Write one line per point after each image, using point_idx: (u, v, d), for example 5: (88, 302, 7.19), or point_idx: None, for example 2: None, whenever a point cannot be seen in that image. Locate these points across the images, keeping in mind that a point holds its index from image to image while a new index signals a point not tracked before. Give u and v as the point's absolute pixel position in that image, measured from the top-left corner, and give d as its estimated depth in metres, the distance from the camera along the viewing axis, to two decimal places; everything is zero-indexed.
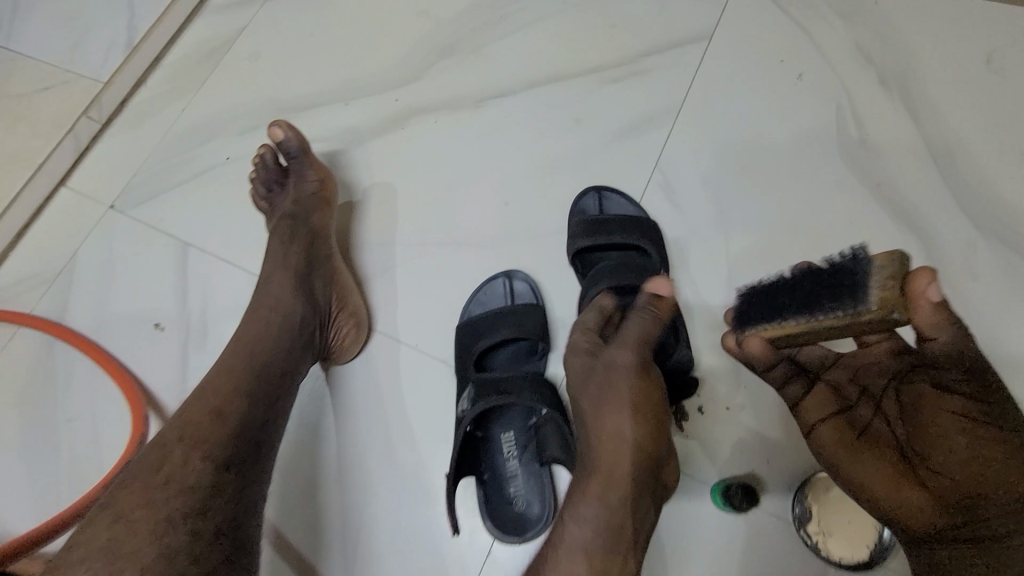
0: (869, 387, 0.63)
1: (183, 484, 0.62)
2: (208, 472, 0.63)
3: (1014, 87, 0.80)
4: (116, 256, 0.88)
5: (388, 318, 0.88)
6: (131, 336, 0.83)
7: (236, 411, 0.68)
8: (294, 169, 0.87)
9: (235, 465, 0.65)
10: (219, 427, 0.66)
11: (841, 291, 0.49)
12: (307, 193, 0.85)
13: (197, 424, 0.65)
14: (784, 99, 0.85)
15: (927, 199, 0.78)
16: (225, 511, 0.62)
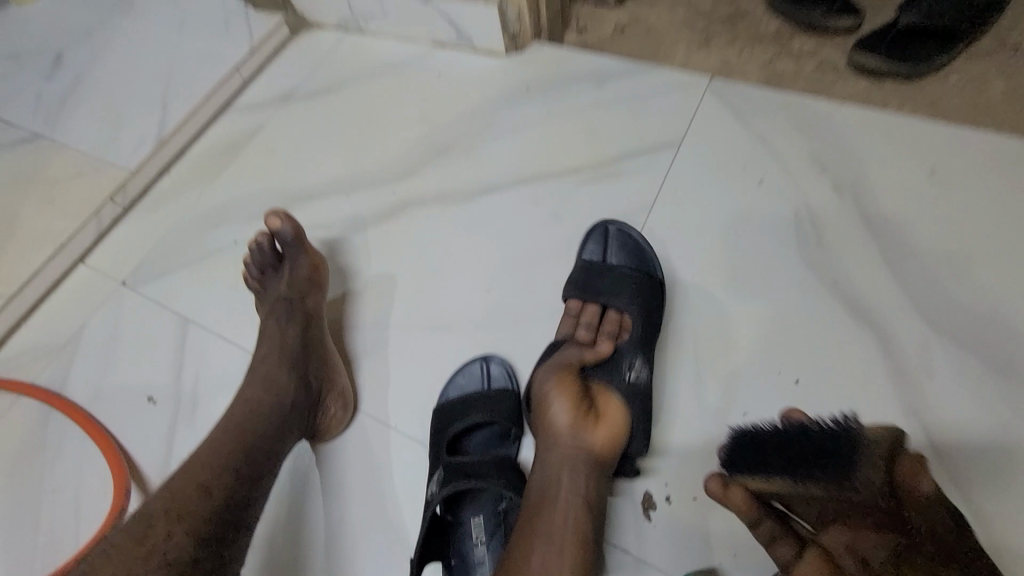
0: (869, 562, 0.57)
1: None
2: (192, 545, 0.52)
3: (958, 195, 0.84)
4: (120, 331, 0.94)
5: (375, 398, 0.82)
6: (124, 408, 0.86)
7: (231, 476, 0.59)
8: (288, 257, 0.83)
9: (211, 547, 0.53)
10: (203, 501, 0.55)
11: (828, 465, 0.57)
12: (300, 279, 0.82)
13: (182, 489, 0.56)
14: (747, 198, 0.89)
15: (887, 302, 0.79)
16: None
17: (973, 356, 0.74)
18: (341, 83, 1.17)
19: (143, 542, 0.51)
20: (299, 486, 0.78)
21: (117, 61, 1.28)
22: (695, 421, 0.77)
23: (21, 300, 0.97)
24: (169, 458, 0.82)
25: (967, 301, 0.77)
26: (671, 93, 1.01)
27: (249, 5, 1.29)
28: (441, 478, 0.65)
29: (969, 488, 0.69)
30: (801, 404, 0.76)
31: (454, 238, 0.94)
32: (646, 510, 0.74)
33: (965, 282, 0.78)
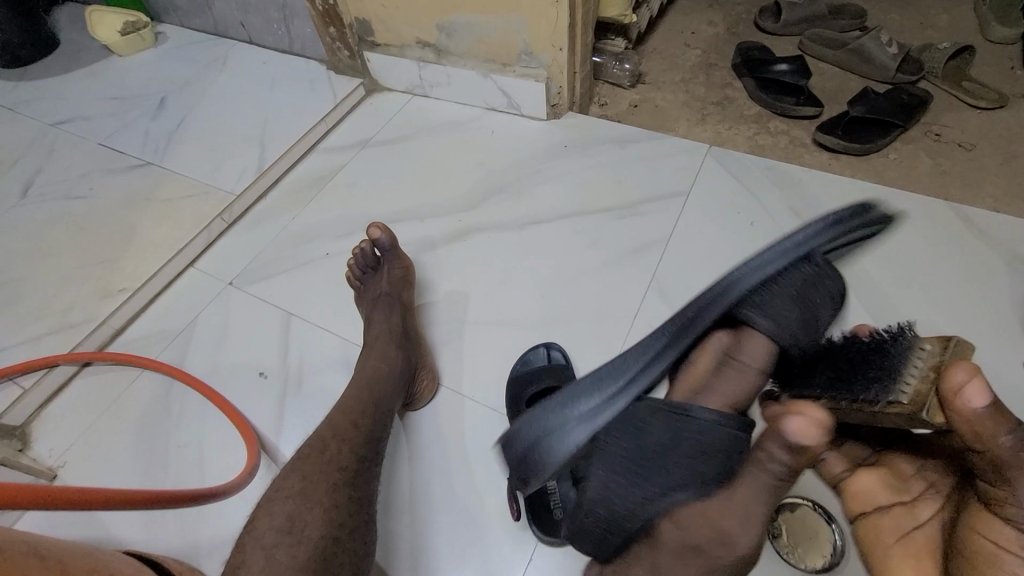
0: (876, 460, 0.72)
1: (329, 481, 0.66)
2: (355, 457, 0.70)
3: (901, 237, 1.11)
4: (230, 321, 1.12)
5: (454, 376, 1.02)
6: (239, 381, 1.03)
7: (370, 414, 0.77)
8: (386, 260, 1.02)
9: (366, 461, 0.71)
10: (357, 430, 0.73)
11: (887, 362, 0.63)
12: (396, 278, 1.01)
13: (341, 422, 0.74)
14: (742, 233, 1.15)
15: (851, 313, 1.02)
16: (364, 495, 0.68)
17: None
18: (411, 134, 1.43)
19: (324, 453, 0.69)
20: (399, 447, 0.95)
21: (217, 108, 1.52)
22: None
23: (143, 294, 1.15)
24: (279, 420, 0.98)
25: (910, 313, 1.01)
26: (681, 155, 1.29)
27: (332, 70, 1.56)
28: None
29: None
30: None
31: (511, 259, 1.16)
32: None
33: (905, 300, 1.03)
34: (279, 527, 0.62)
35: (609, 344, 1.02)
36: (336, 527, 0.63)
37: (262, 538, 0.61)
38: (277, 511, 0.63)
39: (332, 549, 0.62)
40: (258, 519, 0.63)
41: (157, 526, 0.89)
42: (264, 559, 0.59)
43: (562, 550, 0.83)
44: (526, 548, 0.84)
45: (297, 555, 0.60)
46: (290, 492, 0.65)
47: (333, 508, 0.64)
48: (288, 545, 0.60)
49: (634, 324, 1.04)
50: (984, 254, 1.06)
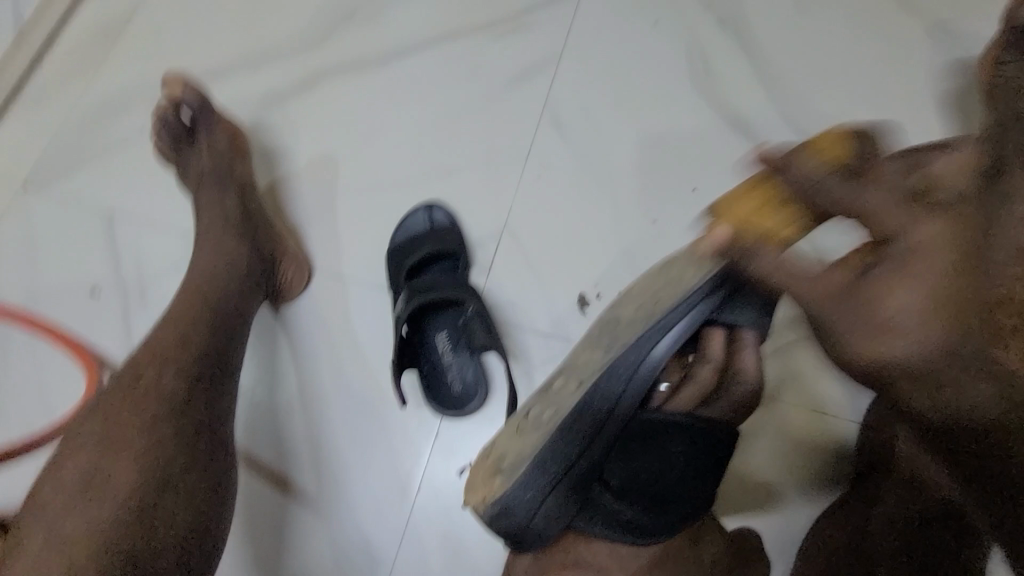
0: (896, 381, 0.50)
1: (148, 417, 0.57)
2: (184, 381, 0.60)
3: (829, 15, 0.91)
4: (37, 234, 0.89)
5: (329, 257, 0.85)
6: (69, 303, 0.86)
7: (204, 326, 0.65)
8: (203, 127, 0.81)
9: (203, 381, 0.61)
10: (185, 347, 0.62)
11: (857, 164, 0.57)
12: (220, 146, 0.80)
13: (164, 342, 0.62)
14: (642, 40, 0.92)
15: (768, 118, 0.88)
16: (203, 422, 0.60)
17: None
18: None
19: (138, 383, 0.59)
20: (274, 343, 0.81)
21: None
22: (623, 237, 0.85)
23: None
24: (132, 340, 0.84)
25: (832, 111, 0.88)
26: None
27: None
28: (408, 296, 0.76)
29: None
30: (702, 206, 0.85)
31: (374, 102, 0.92)
32: (581, 306, 0.82)
33: (821, 94, 0.89)
34: (74, 483, 0.54)
35: (500, 191, 0.87)
36: (155, 470, 0.55)
37: (51, 502, 0.54)
38: (70, 467, 0.55)
39: (153, 495, 0.54)
40: (53, 477, 0.55)
41: (16, 474, 0.80)
42: (55, 526, 0.52)
43: (465, 420, 0.76)
44: (429, 424, 0.77)
45: (98, 513, 0.53)
46: (89, 440, 0.56)
47: (153, 446, 0.56)
48: (84, 506, 0.53)
49: (526, 166, 0.88)
50: (917, 21, 0.89)
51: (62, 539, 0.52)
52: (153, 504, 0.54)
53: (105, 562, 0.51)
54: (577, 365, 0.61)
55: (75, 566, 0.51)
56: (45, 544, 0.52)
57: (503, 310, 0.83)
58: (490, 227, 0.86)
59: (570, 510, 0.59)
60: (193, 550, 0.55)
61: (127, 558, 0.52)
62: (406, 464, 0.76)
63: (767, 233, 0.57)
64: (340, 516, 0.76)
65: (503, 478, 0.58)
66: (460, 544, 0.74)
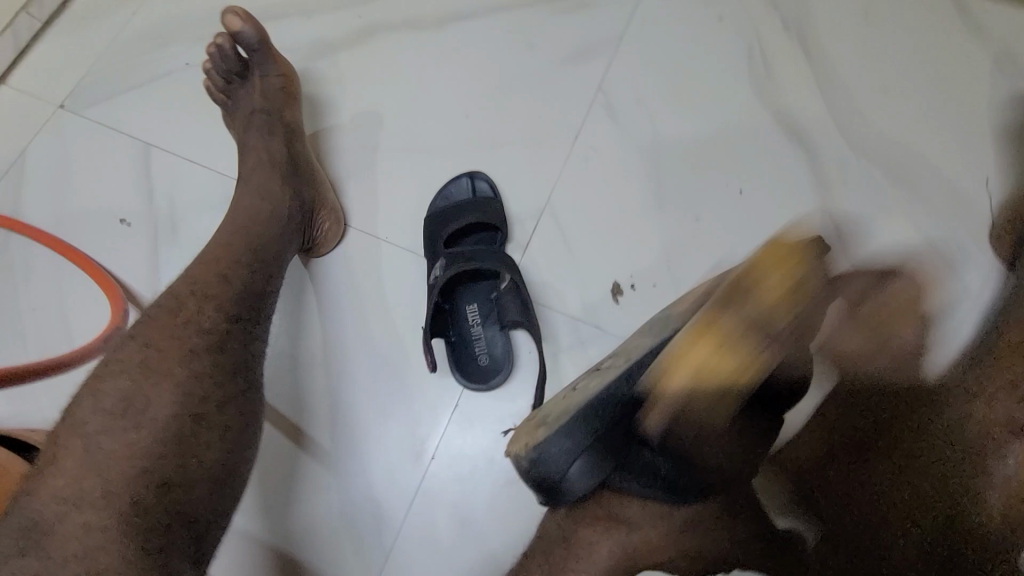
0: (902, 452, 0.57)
1: (186, 349, 0.56)
2: (224, 318, 0.59)
3: (898, 30, 0.89)
4: (71, 158, 0.88)
5: (367, 215, 0.83)
6: (98, 231, 0.84)
7: (245, 267, 0.63)
8: (257, 65, 0.79)
9: (241, 321, 0.60)
10: (226, 285, 0.61)
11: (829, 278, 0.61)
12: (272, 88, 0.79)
13: (204, 277, 0.61)
14: (705, 34, 0.90)
15: (824, 128, 0.86)
16: (239, 361, 0.59)
17: (883, 177, 0.84)
18: None
19: (178, 315, 0.58)
20: (303, 295, 0.80)
21: None
22: (664, 230, 0.84)
23: None
24: (158, 276, 0.83)
25: (890, 128, 0.86)
26: None
27: None
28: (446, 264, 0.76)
29: None
30: (746, 209, 0.84)
31: (426, 65, 0.90)
32: (615, 295, 0.81)
33: (881, 112, 0.87)
34: (110, 407, 0.54)
35: (545, 169, 0.86)
36: (192, 403, 0.55)
37: (86, 423, 0.53)
38: (104, 391, 0.55)
39: (188, 428, 0.54)
40: (87, 397, 0.55)
41: (29, 396, 0.79)
42: (89, 447, 0.52)
43: (487, 394, 0.76)
44: (451, 393, 0.76)
45: (133, 440, 0.52)
46: (127, 366, 0.56)
47: (191, 379, 0.55)
48: (120, 430, 0.53)
49: (573, 147, 0.87)
50: (987, 47, 0.87)
51: (96, 461, 0.52)
52: (185, 436, 0.53)
53: (139, 488, 0.51)
54: (625, 351, 0.64)
55: (109, 490, 0.51)
56: (78, 464, 0.52)
57: (536, 290, 0.82)
58: (531, 204, 0.85)
59: (606, 465, 0.54)
60: (224, 487, 0.55)
61: (161, 488, 0.51)
62: (424, 431, 0.75)
63: (717, 401, 0.52)
64: (352, 474, 0.75)
65: (546, 428, 0.58)
66: (470, 515, 0.74)
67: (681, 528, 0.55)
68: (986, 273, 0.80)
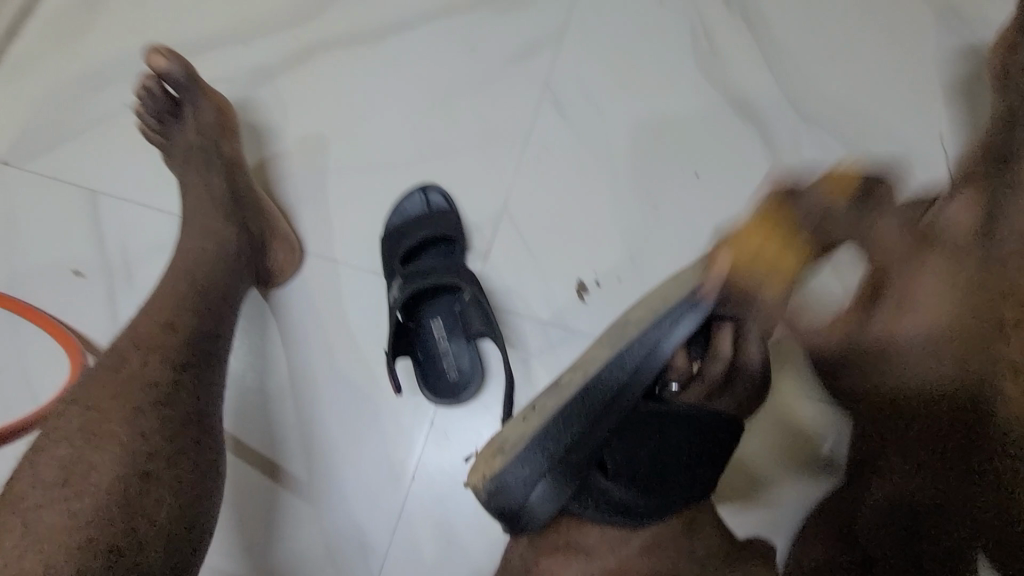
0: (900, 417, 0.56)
1: (132, 406, 0.56)
2: (171, 369, 0.59)
3: None
4: (16, 212, 0.86)
5: (321, 241, 0.82)
6: (51, 284, 0.83)
7: (193, 312, 0.63)
8: (188, 103, 0.78)
9: (189, 369, 0.60)
10: (171, 334, 0.61)
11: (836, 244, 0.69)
12: (208, 122, 0.78)
13: (150, 327, 0.61)
14: (646, 19, 0.89)
15: (773, 102, 0.86)
16: (190, 410, 0.58)
17: (836, 146, 0.84)
18: None
19: (121, 370, 0.57)
20: (266, 328, 0.79)
21: None
22: (621, 223, 0.83)
23: None
24: (117, 324, 0.81)
25: (839, 96, 0.85)
26: None
27: None
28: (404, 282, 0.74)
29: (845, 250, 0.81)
30: (701, 193, 0.84)
31: (366, 81, 0.88)
32: (580, 293, 0.81)
33: (828, 80, 0.86)
34: (52, 477, 0.52)
35: (498, 174, 0.85)
36: (139, 462, 0.54)
37: (26, 497, 0.52)
38: (46, 461, 0.53)
39: (137, 488, 0.53)
40: (33, 467, 0.53)
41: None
42: (29, 523, 0.50)
43: (459, 408, 0.75)
44: (423, 412, 0.75)
45: (75, 509, 0.51)
46: (67, 432, 0.54)
47: (136, 438, 0.54)
48: (63, 499, 0.51)
49: (524, 149, 0.86)
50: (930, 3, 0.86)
51: (36, 536, 0.50)
52: (136, 498, 0.52)
53: (85, 559, 0.49)
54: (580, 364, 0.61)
55: (52, 564, 0.49)
56: (19, 541, 0.50)
57: (500, 297, 0.81)
58: (486, 212, 0.84)
59: (566, 491, 0.53)
60: (180, 543, 0.54)
61: (110, 555, 0.50)
62: (398, 453, 0.75)
63: (762, 280, 0.61)
64: (332, 503, 0.75)
65: (504, 456, 0.56)
66: (453, 532, 0.73)
67: (636, 553, 0.54)
68: None
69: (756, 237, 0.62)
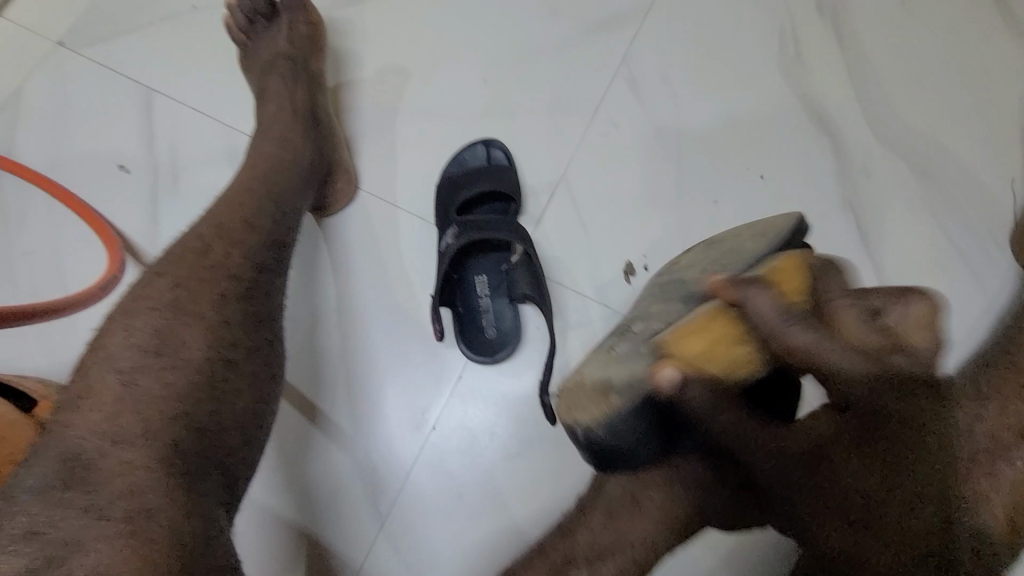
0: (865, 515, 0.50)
1: (215, 292, 0.55)
2: (251, 267, 0.58)
3: (934, 19, 0.86)
4: (70, 98, 0.84)
5: (379, 177, 0.81)
6: (97, 176, 0.81)
7: (269, 217, 0.62)
8: (286, 11, 0.78)
9: (265, 271, 0.59)
10: (248, 232, 0.59)
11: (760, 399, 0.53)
12: (300, 35, 0.77)
13: (225, 223, 0.59)
14: (738, 9, 0.87)
15: (852, 116, 0.84)
16: (263, 311, 0.58)
17: (909, 170, 0.82)
18: None
19: (204, 258, 0.56)
20: (316, 255, 0.78)
21: None
22: (680, 210, 0.82)
23: None
24: (159, 228, 0.80)
25: (918, 121, 0.84)
26: None
27: None
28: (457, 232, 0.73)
29: (898, 276, 0.80)
30: (765, 195, 0.82)
31: (446, 25, 0.86)
32: (628, 275, 0.80)
33: (911, 103, 0.84)
34: (148, 343, 0.51)
35: (566, 141, 0.83)
36: (224, 349, 0.53)
37: (122, 356, 0.50)
38: (138, 326, 0.52)
39: (220, 374, 0.52)
40: (110, 338, 0.52)
41: (22, 343, 0.77)
42: (127, 386, 0.49)
43: (492, 367, 0.74)
44: (456, 364, 0.75)
45: (173, 380, 0.50)
46: (160, 301, 0.53)
47: (221, 324, 0.54)
48: (158, 367, 0.50)
49: (593, 120, 0.84)
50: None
51: (133, 399, 0.49)
52: (221, 382, 0.52)
53: (178, 432, 0.48)
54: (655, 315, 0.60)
55: (151, 431, 0.48)
56: (115, 400, 0.48)
57: (549, 263, 0.80)
58: (548, 176, 0.82)
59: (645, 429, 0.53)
60: (252, 435, 0.54)
61: (199, 431, 0.50)
62: (435, 400, 0.74)
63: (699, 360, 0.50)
64: (361, 439, 0.74)
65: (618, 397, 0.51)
66: (470, 489, 0.73)
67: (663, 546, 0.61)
68: (1002, 277, 0.79)
69: (707, 337, 0.50)
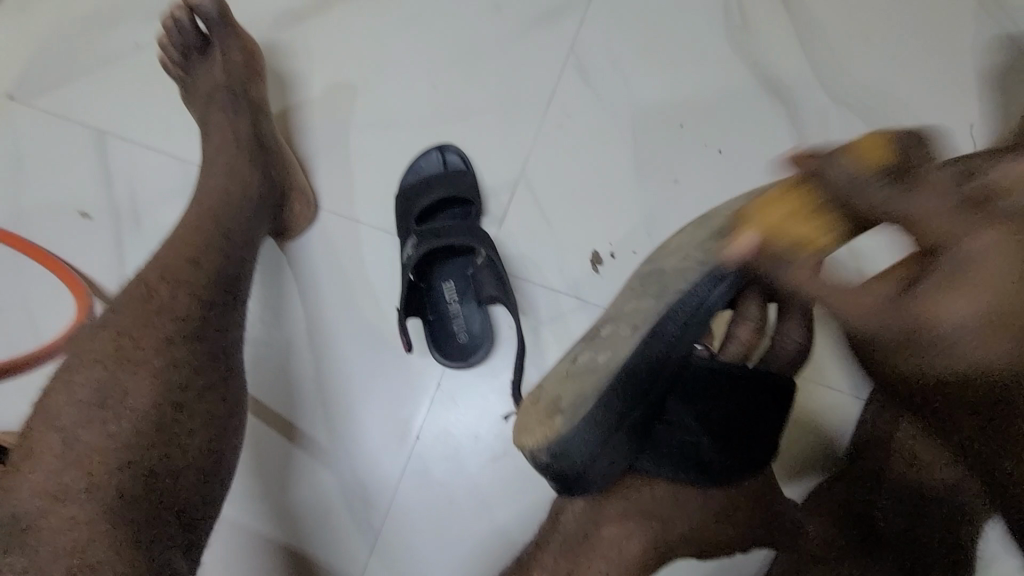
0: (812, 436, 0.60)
1: (162, 335, 0.55)
2: (197, 305, 0.58)
3: None
4: (22, 149, 0.84)
5: (335, 196, 0.81)
6: (55, 224, 0.82)
7: (217, 252, 0.62)
8: (219, 40, 0.77)
9: (216, 307, 0.59)
10: (197, 270, 0.60)
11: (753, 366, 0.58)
12: (236, 64, 0.77)
13: (174, 262, 0.60)
14: None
15: (804, 80, 0.83)
16: (215, 349, 0.58)
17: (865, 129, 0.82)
18: None
19: (151, 301, 0.57)
20: (280, 280, 0.78)
21: None
22: (641, 195, 0.81)
23: None
24: (124, 267, 0.81)
25: (871, 78, 0.83)
26: None
27: None
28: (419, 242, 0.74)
29: None
30: (724, 169, 0.82)
31: (387, 35, 0.85)
32: (594, 265, 0.80)
33: (862, 61, 0.83)
34: (87, 397, 0.52)
35: (519, 138, 0.83)
36: (172, 392, 0.54)
37: (63, 412, 0.52)
38: (83, 378, 0.53)
39: (170, 417, 0.53)
40: (61, 393, 0.53)
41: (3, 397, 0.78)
42: (69, 441, 0.50)
43: (467, 372, 0.74)
44: (430, 373, 0.75)
45: (114, 430, 0.51)
46: (100, 355, 0.54)
47: (169, 367, 0.54)
48: (101, 420, 0.51)
49: (545, 114, 0.83)
50: None
51: (77, 453, 0.50)
52: (170, 426, 0.53)
53: (124, 480, 0.50)
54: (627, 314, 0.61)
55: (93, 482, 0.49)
56: (62, 455, 0.50)
57: (513, 264, 0.80)
58: (504, 176, 0.82)
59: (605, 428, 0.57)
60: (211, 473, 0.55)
61: (148, 478, 0.51)
62: (410, 412, 0.75)
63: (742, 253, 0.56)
64: (341, 459, 0.75)
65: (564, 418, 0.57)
66: (453, 496, 0.74)
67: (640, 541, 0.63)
68: None
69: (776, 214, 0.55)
